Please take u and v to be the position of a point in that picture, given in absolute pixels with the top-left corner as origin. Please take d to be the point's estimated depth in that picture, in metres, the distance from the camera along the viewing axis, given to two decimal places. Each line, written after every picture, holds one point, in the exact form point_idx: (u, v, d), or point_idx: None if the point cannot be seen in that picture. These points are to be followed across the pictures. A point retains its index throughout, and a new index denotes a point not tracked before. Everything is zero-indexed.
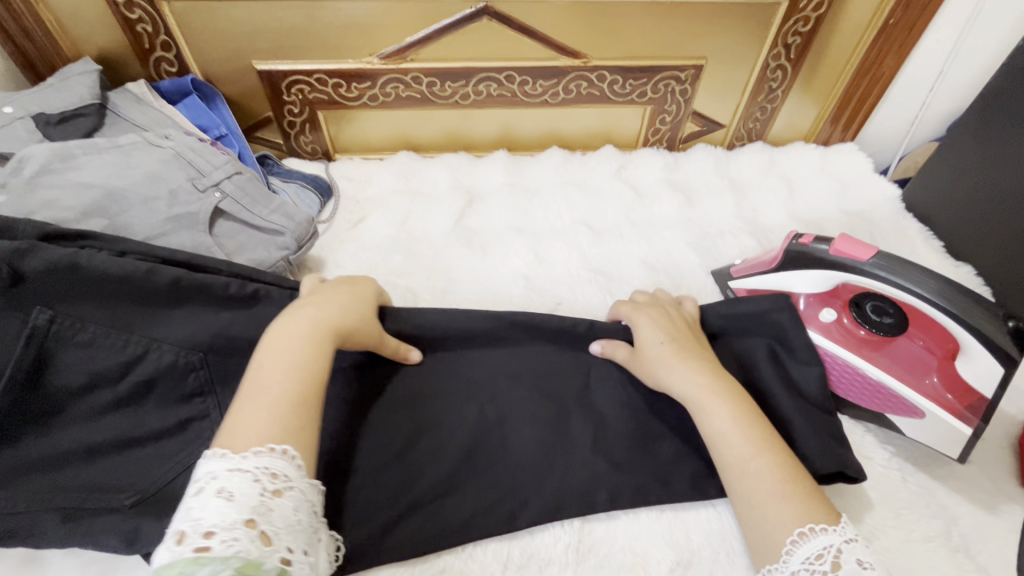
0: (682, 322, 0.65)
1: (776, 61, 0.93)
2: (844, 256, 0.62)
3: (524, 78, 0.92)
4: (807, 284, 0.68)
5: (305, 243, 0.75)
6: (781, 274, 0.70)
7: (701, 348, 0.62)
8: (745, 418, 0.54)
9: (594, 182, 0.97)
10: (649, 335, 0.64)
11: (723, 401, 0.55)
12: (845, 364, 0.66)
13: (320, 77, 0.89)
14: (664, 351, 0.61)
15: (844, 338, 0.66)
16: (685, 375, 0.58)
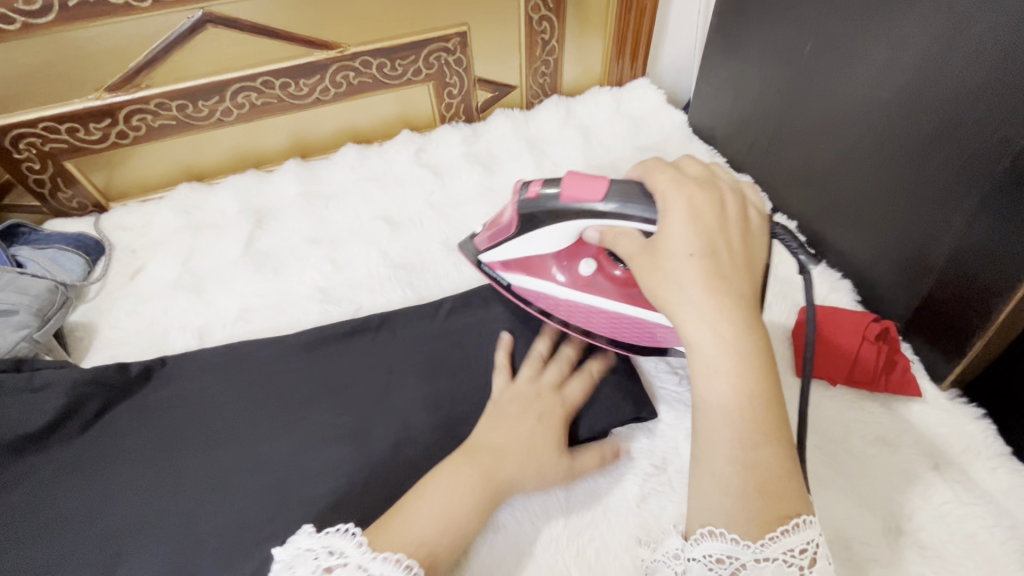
0: (735, 219, 0.49)
1: (538, 13, 0.91)
2: (580, 201, 0.54)
3: (284, 80, 0.86)
4: (556, 238, 0.62)
5: (52, 314, 0.68)
6: (522, 235, 0.63)
7: (744, 272, 0.47)
8: (760, 399, 0.43)
9: (393, 172, 0.93)
10: (683, 234, 0.47)
11: (737, 363, 0.43)
12: (623, 316, 0.64)
13: (48, 125, 0.79)
14: (689, 267, 0.45)
15: (601, 288, 0.65)
16: (703, 313, 0.44)
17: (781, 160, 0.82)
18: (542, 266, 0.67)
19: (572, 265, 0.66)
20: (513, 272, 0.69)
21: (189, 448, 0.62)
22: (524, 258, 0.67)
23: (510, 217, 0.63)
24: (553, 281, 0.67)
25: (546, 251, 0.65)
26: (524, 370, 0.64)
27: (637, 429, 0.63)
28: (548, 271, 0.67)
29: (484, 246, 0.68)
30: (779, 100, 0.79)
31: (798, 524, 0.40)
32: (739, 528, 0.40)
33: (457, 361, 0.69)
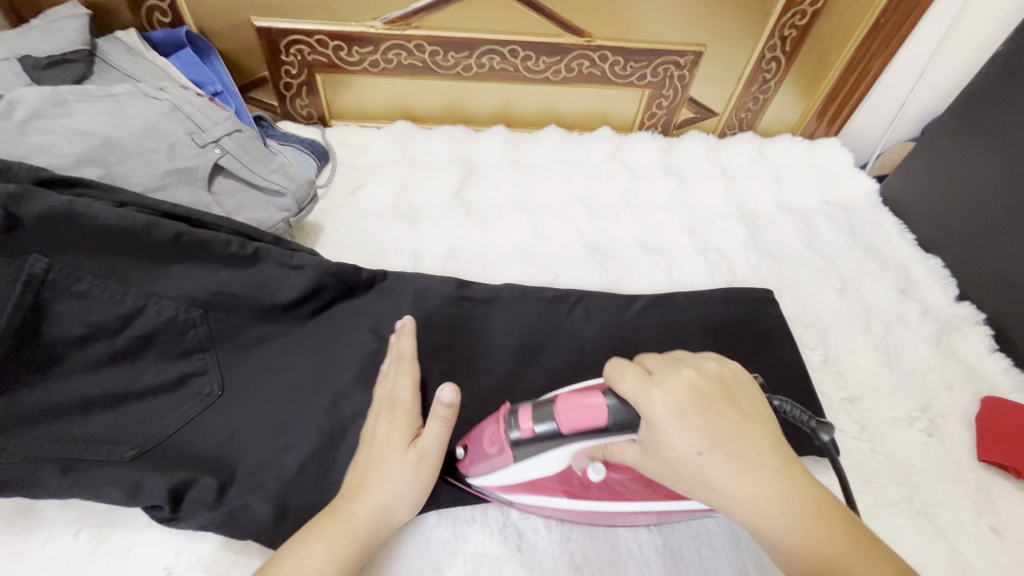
0: (712, 395, 0.43)
1: (772, 53, 0.95)
2: (581, 429, 0.47)
3: (528, 53, 0.92)
4: (560, 461, 0.51)
5: (306, 206, 0.74)
6: (520, 465, 0.51)
7: (755, 440, 0.42)
8: (827, 547, 0.39)
9: (591, 162, 0.98)
10: (682, 440, 0.42)
11: (805, 535, 0.40)
12: (625, 513, 0.55)
13: (321, 38, 0.87)
14: (708, 468, 0.41)
15: (614, 489, 0.54)
16: (743, 503, 0.41)
17: (985, 254, 0.82)
18: (541, 487, 0.54)
19: (576, 477, 0.54)
20: (516, 496, 0.56)
21: None
22: (521, 482, 0.54)
23: (493, 446, 0.52)
24: (564, 501, 0.55)
25: (548, 474, 0.53)
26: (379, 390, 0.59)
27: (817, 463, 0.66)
28: (549, 481, 0.54)
29: (477, 483, 0.55)
30: (1003, 197, 0.79)
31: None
32: None
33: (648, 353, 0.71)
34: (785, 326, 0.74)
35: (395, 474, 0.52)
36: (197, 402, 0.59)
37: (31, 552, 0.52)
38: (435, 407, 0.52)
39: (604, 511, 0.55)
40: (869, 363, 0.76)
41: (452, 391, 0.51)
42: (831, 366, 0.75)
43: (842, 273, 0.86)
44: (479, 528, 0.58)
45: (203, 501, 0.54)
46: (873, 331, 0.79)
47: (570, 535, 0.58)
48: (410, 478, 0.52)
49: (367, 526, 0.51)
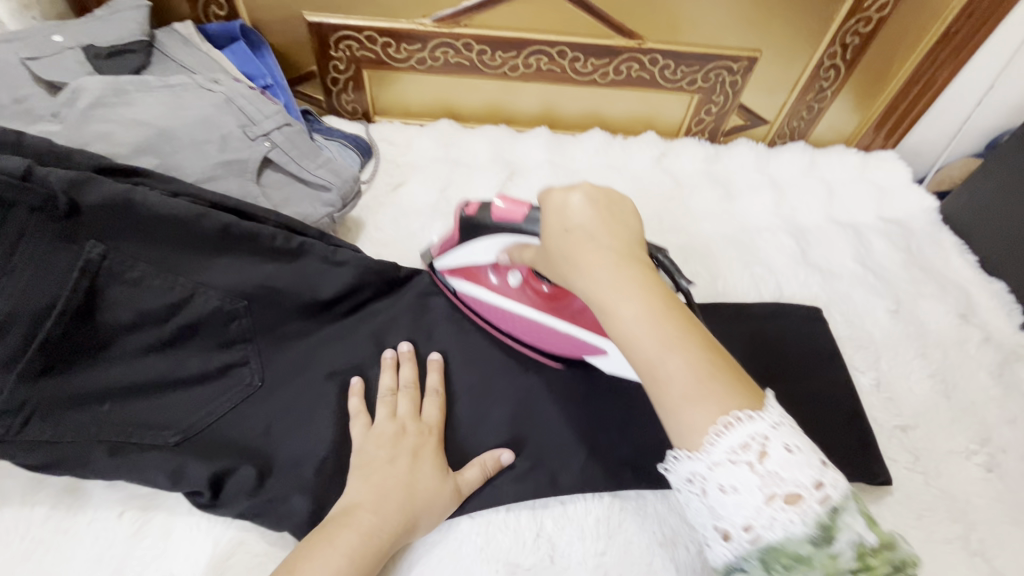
0: (603, 197, 0.46)
1: (831, 60, 0.91)
2: (507, 220, 0.54)
3: (577, 55, 0.90)
4: (488, 253, 0.60)
5: (350, 201, 0.74)
6: (467, 246, 0.61)
7: (620, 235, 0.44)
8: (660, 319, 0.39)
9: (634, 167, 0.95)
10: (567, 217, 0.45)
11: (646, 312, 0.40)
12: (543, 328, 0.63)
13: (370, 35, 0.87)
14: (570, 242, 0.43)
15: (532, 297, 0.63)
16: (588, 274, 0.42)
17: None
18: (479, 275, 0.64)
19: (505, 271, 0.63)
20: (456, 280, 0.66)
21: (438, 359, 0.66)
22: (465, 267, 0.65)
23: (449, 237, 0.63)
24: (490, 287, 0.64)
25: (480, 262, 0.62)
26: (383, 406, 0.59)
27: (866, 493, 0.63)
28: (485, 279, 0.64)
29: (436, 256, 0.67)
30: None
31: (736, 420, 0.37)
32: (689, 440, 0.38)
33: None
34: (836, 348, 0.71)
35: (427, 493, 0.53)
36: (237, 392, 0.59)
37: (77, 530, 0.53)
38: (488, 459, 0.58)
39: (522, 319, 0.63)
40: (924, 391, 0.72)
41: (512, 457, 0.58)
42: (883, 393, 0.71)
43: (897, 293, 0.82)
44: (513, 538, 0.57)
45: (241, 490, 0.54)
46: (930, 357, 0.75)
47: (604, 551, 0.56)
48: (440, 505, 0.54)
49: (389, 545, 0.50)
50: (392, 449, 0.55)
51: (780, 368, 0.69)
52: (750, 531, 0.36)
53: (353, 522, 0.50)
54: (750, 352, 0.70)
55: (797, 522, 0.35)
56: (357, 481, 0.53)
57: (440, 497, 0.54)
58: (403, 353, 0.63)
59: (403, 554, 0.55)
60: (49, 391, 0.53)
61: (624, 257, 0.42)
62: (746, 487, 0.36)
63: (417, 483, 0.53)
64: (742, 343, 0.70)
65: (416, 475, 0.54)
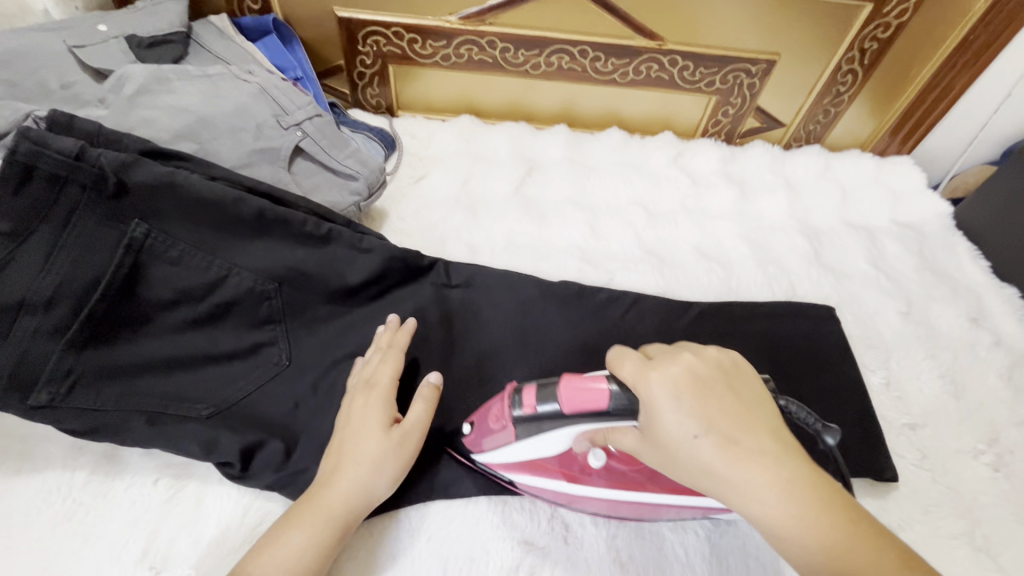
0: (707, 378, 0.44)
1: (849, 65, 0.92)
2: (583, 409, 0.48)
3: (598, 54, 0.92)
4: (563, 440, 0.53)
5: (376, 191, 0.76)
6: (523, 445, 0.54)
7: (749, 424, 0.42)
8: (819, 523, 0.38)
9: (651, 166, 0.97)
10: (675, 420, 0.42)
11: (804, 520, 0.39)
12: (631, 501, 0.56)
13: (397, 30, 0.90)
14: (695, 447, 0.41)
15: (615, 478, 0.55)
16: (729, 483, 0.40)
17: None
18: (544, 466, 0.56)
19: (578, 462, 0.55)
20: (516, 474, 0.58)
21: (458, 344, 0.68)
22: (522, 461, 0.56)
23: (498, 422, 0.54)
24: (560, 480, 0.56)
25: (548, 454, 0.55)
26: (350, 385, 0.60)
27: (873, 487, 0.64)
28: (552, 466, 0.56)
29: (476, 452, 0.58)
30: None
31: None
32: None
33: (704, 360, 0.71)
34: (847, 346, 0.72)
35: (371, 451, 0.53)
36: (266, 369, 0.62)
37: (115, 494, 0.55)
38: (422, 390, 0.57)
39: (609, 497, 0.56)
40: (934, 391, 0.73)
41: (438, 376, 0.57)
42: (892, 391, 0.73)
43: (909, 296, 0.83)
44: (528, 517, 0.59)
45: (270, 462, 0.57)
46: (940, 358, 0.76)
47: (616, 533, 0.58)
48: (388, 457, 0.53)
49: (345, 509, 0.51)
50: (345, 419, 0.56)
51: (791, 364, 0.70)
52: None
53: (319, 500, 0.51)
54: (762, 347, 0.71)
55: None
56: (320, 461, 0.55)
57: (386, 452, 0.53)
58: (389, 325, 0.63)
59: (423, 528, 0.58)
60: (92, 362, 0.55)
61: (765, 455, 0.41)
62: None
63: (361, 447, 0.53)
64: (755, 340, 0.72)
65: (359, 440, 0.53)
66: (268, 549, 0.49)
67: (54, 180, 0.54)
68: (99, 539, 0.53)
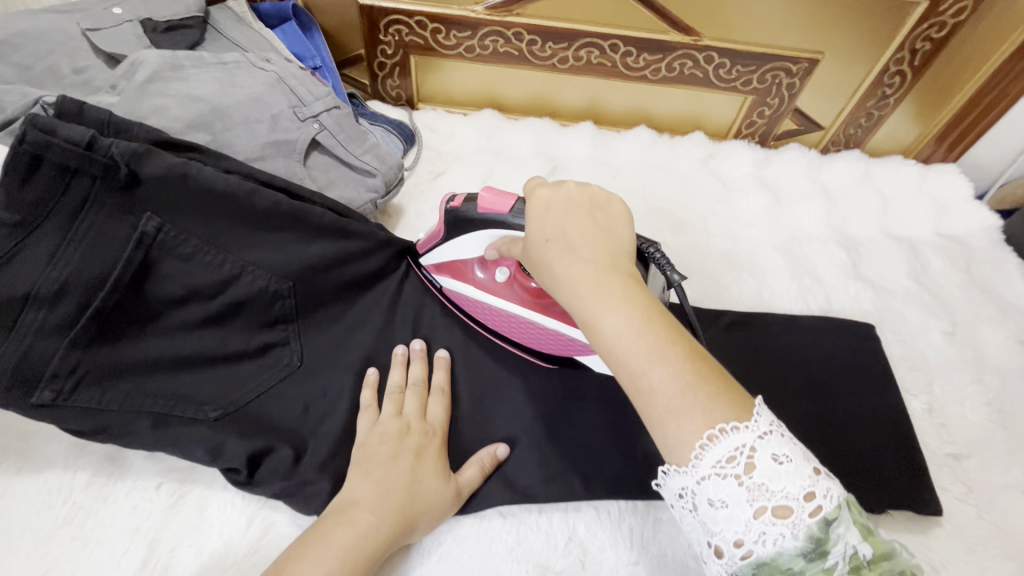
0: (585, 202, 0.45)
1: (897, 67, 0.87)
2: (491, 212, 0.53)
3: (629, 49, 0.88)
4: (474, 248, 0.58)
5: (393, 187, 0.73)
6: (448, 242, 0.60)
7: (597, 240, 0.43)
8: (647, 326, 0.37)
9: (681, 168, 0.93)
10: (547, 222, 0.45)
11: (626, 318, 0.38)
12: (527, 322, 0.61)
13: (421, 20, 0.86)
14: (552, 255, 0.43)
15: (522, 296, 0.61)
16: (570, 281, 0.41)
17: None
18: (464, 269, 0.63)
19: (491, 268, 0.62)
20: (441, 277, 0.65)
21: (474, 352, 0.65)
22: (447, 262, 0.63)
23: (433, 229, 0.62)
24: (475, 282, 0.63)
25: (466, 257, 0.61)
26: (388, 403, 0.57)
27: (913, 522, 0.60)
28: (469, 273, 0.63)
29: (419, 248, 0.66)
30: None
31: (722, 430, 0.34)
32: (677, 456, 0.35)
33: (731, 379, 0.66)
34: (888, 367, 0.68)
35: (428, 494, 0.52)
36: (276, 372, 0.60)
37: (116, 499, 0.53)
38: (485, 456, 0.56)
39: (507, 313, 0.61)
40: (980, 420, 0.68)
41: (507, 451, 0.58)
42: (935, 418, 0.68)
43: (953, 315, 0.78)
44: (546, 541, 0.56)
45: (278, 471, 0.55)
46: (986, 384, 0.71)
47: (637, 561, 0.55)
48: (439, 509, 0.52)
49: (385, 548, 0.48)
50: (395, 446, 0.53)
51: (827, 385, 0.66)
52: (742, 546, 0.34)
53: (349, 519, 0.47)
54: (796, 365, 0.67)
55: (786, 535, 0.33)
56: (357, 477, 0.51)
57: (438, 503, 0.52)
58: (415, 350, 0.62)
59: (433, 550, 0.55)
60: (98, 359, 0.53)
61: (606, 265, 0.41)
62: (734, 500, 0.34)
63: (418, 488, 0.51)
64: (788, 358, 0.68)
65: (418, 480, 0.52)
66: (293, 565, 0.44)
67: (62, 169, 0.52)
68: (100, 544, 0.51)
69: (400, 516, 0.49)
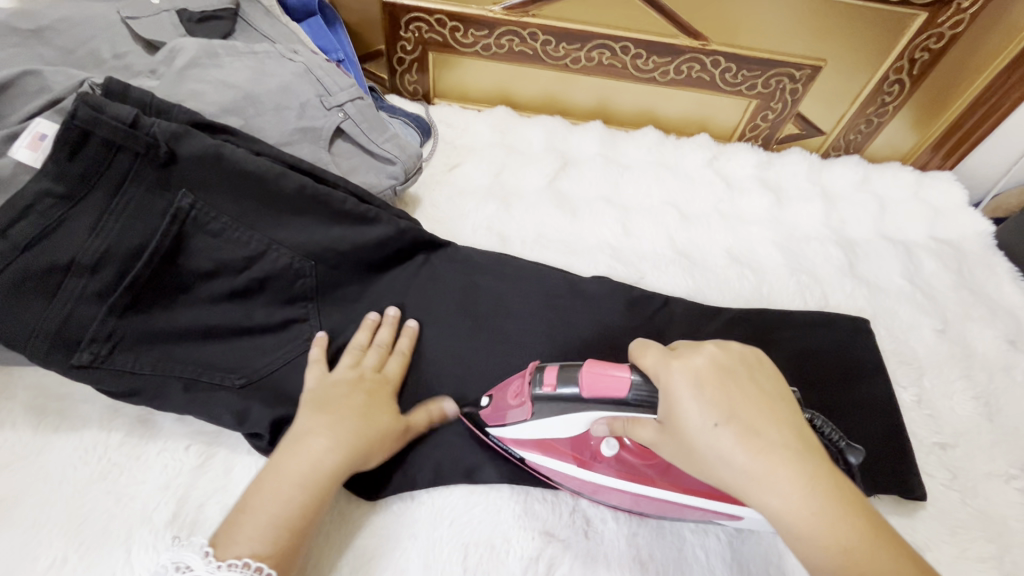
0: (733, 373, 0.43)
1: (896, 75, 0.91)
2: (604, 395, 0.49)
3: (640, 52, 0.91)
4: (579, 425, 0.54)
5: (412, 176, 0.77)
6: (541, 423, 0.54)
7: (772, 416, 0.42)
8: (851, 536, 0.38)
9: (686, 167, 0.96)
10: (699, 404, 0.42)
11: (821, 515, 0.38)
12: (650, 497, 0.55)
13: (440, 18, 0.90)
14: (721, 446, 0.40)
15: (626, 469, 0.55)
16: (756, 487, 0.39)
17: None
18: (559, 450, 0.56)
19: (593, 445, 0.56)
20: (528, 456, 0.58)
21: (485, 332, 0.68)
22: (536, 442, 0.57)
23: (515, 400, 0.55)
24: (580, 470, 0.57)
25: (562, 436, 0.55)
26: (348, 356, 0.61)
27: (900, 505, 0.63)
28: (566, 451, 0.56)
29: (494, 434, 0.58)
30: None
31: None
32: None
33: None
34: (881, 359, 0.71)
35: (377, 426, 0.56)
36: (298, 345, 0.63)
37: (147, 457, 0.57)
38: (432, 407, 0.62)
39: (629, 492, 0.56)
40: (967, 412, 0.72)
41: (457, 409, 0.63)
42: (924, 409, 0.71)
43: (944, 313, 0.81)
44: (550, 511, 0.59)
45: None
46: (974, 379, 0.74)
47: (637, 532, 0.58)
48: (390, 440, 0.57)
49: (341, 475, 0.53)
50: (348, 388, 0.58)
51: (821, 374, 0.69)
52: None
53: (298, 451, 0.52)
54: (792, 354, 0.71)
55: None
56: (312, 413, 0.55)
57: (389, 434, 0.57)
58: (388, 316, 0.65)
59: (443, 516, 0.58)
60: (133, 326, 0.56)
61: (792, 463, 0.39)
62: None
63: (366, 422, 0.56)
64: (785, 349, 0.71)
65: (365, 414, 0.56)
66: (253, 500, 0.50)
67: (108, 145, 0.55)
68: (132, 499, 0.54)
69: (352, 446, 0.54)
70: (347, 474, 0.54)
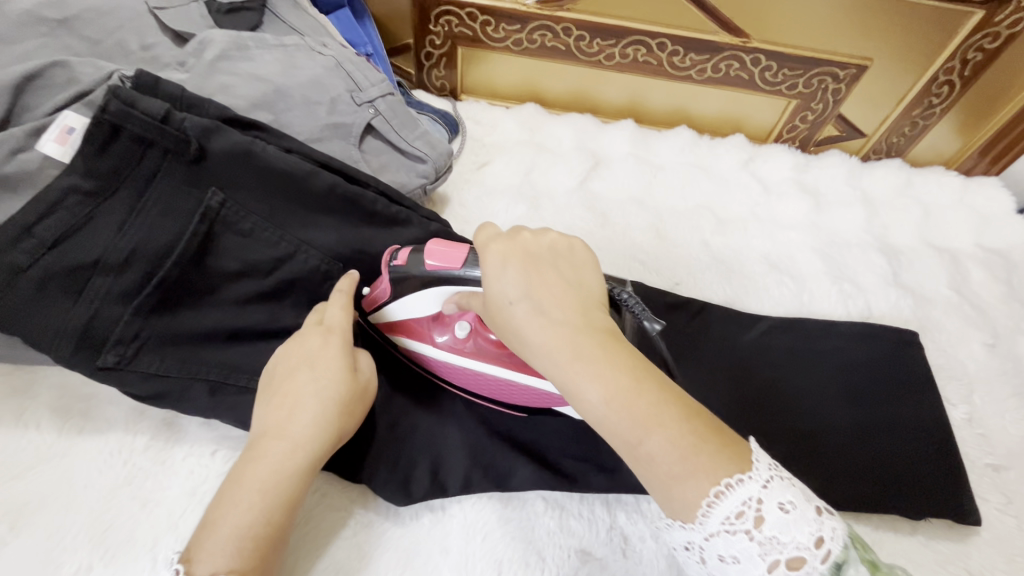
0: (544, 254, 0.44)
1: (946, 76, 0.87)
2: (439, 268, 0.51)
3: (676, 48, 0.88)
4: (430, 304, 0.56)
5: (442, 175, 0.75)
6: (402, 300, 0.57)
7: (571, 298, 0.42)
8: (627, 393, 0.38)
9: (720, 169, 0.93)
10: (503, 281, 0.43)
11: (607, 380, 0.38)
12: (506, 381, 0.58)
13: (471, 12, 0.87)
14: (517, 315, 0.41)
15: (481, 352, 0.58)
16: (547, 351, 0.40)
17: None
18: (422, 330, 0.60)
19: (450, 325, 0.59)
20: (402, 339, 0.62)
21: None
22: (403, 322, 0.60)
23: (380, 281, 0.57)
24: (430, 344, 0.60)
25: (421, 316, 0.58)
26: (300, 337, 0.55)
27: (953, 530, 0.61)
28: (428, 333, 0.60)
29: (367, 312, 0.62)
30: None
31: (730, 486, 0.35)
32: (682, 515, 0.36)
33: (766, 378, 0.66)
34: (930, 374, 0.68)
35: (340, 407, 0.51)
36: None
37: (173, 463, 0.55)
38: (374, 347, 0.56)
39: (469, 370, 0.59)
40: (1021, 432, 0.68)
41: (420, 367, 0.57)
42: (976, 428, 0.68)
43: (994, 327, 0.78)
44: (587, 528, 0.57)
45: None
46: None
47: (677, 552, 0.56)
48: (352, 414, 0.52)
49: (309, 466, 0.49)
50: (298, 367, 0.52)
51: (867, 388, 0.66)
52: None
53: (260, 455, 0.48)
54: (835, 367, 0.68)
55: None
56: (270, 410, 0.50)
57: (351, 407, 0.52)
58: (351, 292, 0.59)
59: (475, 530, 0.56)
60: (158, 327, 0.55)
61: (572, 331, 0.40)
62: (745, 556, 0.34)
63: (326, 401, 0.50)
64: (828, 363, 0.68)
65: (319, 391, 0.51)
66: (218, 511, 0.46)
67: (138, 141, 0.54)
68: (157, 506, 0.53)
69: (315, 434, 0.49)
70: (317, 467, 0.50)
